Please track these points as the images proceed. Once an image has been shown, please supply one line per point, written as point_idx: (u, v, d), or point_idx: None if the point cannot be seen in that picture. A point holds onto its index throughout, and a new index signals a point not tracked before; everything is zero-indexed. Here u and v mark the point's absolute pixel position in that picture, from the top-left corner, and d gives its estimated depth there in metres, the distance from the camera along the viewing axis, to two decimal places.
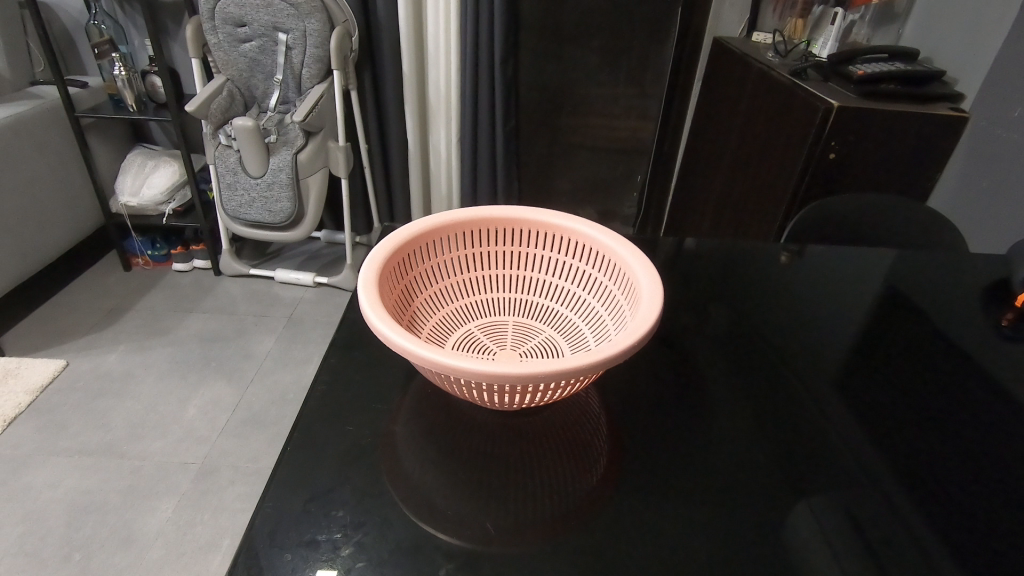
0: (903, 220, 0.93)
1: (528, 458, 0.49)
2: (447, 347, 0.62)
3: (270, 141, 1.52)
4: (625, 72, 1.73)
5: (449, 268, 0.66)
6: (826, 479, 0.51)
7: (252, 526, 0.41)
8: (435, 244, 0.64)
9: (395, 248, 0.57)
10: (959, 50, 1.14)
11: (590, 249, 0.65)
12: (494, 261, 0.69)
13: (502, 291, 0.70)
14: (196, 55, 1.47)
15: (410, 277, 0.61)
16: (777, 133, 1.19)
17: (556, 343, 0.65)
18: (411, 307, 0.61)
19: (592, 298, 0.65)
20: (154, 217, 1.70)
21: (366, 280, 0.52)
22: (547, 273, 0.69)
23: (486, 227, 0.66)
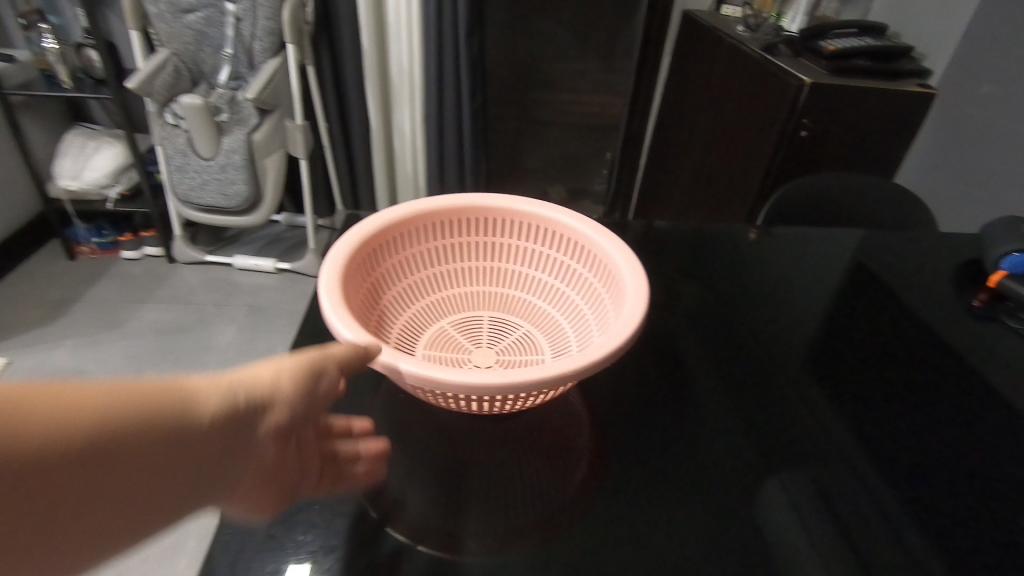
0: (873, 199, 0.93)
1: (508, 462, 0.47)
2: (421, 347, 0.60)
3: (222, 120, 1.42)
4: (592, 46, 1.69)
5: (419, 261, 0.63)
6: (809, 461, 0.50)
7: (210, 554, 0.38)
8: (404, 236, 0.60)
9: (360, 244, 0.53)
10: (927, 25, 1.14)
11: (569, 240, 0.63)
12: (467, 253, 0.66)
13: (476, 284, 0.67)
14: (135, 27, 1.36)
15: (377, 274, 0.58)
16: (748, 108, 1.18)
17: (534, 338, 0.64)
18: (379, 306, 0.58)
19: (571, 291, 0.63)
20: (99, 202, 1.59)
21: (329, 281, 0.48)
22: (523, 264, 0.66)
23: (457, 218, 0.63)
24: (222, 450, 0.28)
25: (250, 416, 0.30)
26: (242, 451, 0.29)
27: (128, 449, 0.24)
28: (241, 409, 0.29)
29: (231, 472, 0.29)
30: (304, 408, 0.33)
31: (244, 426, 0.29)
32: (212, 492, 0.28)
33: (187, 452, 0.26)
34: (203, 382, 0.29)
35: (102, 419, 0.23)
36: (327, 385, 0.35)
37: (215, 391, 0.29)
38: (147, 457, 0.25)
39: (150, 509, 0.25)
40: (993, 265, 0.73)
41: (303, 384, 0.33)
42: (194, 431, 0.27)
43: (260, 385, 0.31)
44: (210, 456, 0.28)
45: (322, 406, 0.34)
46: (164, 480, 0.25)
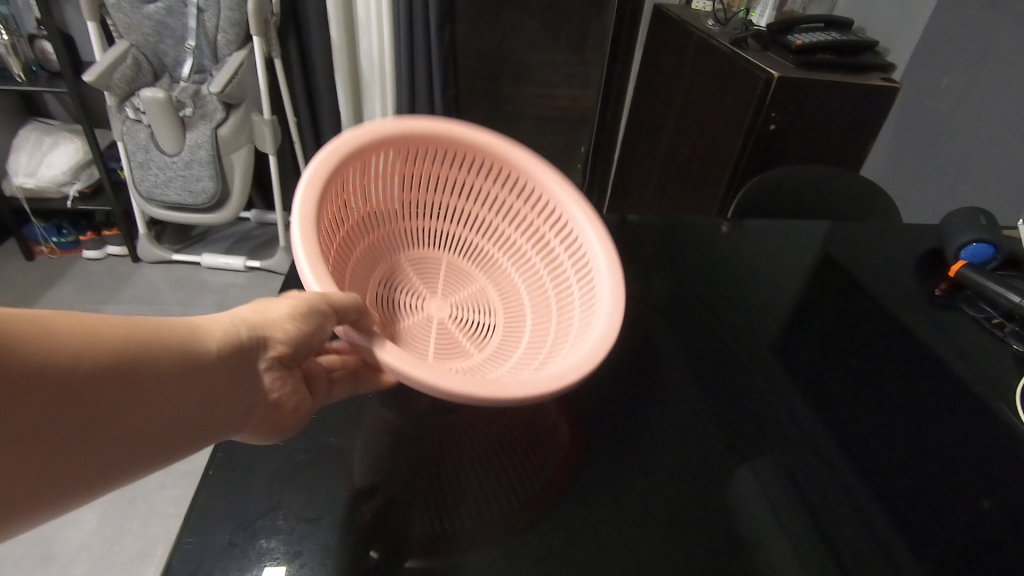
0: (839, 191, 0.95)
1: (478, 456, 0.47)
2: (377, 279, 0.70)
3: (185, 115, 1.37)
4: (564, 38, 1.69)
5: (393, 187, 0.69)
6: (776, 449, 0.51)
7: (169, 565, 0.36)
8: (386, 159, 0.64)
9: (331, 166, 0.55)
10: (890, 20, 1.16)
11: (549, 206, 0.70)
12: (431, 186, 0.72)
13: (440, 223, 0.76)
14: (92, 18, 1.31)
15: (350, 194, 0.63)
16: (718, 102, 1.19)
17: (484, 292, 0.76)
18: (346, 223, 0.64)
19: (533, 254, 0.74)
20: (57, 201, 1.54)
21: (306, 188, 0.52)
22: (492, 213, 0.75)
23: (429, 149, 0.66)
24: (235, 376, 0.35)
25: (253, 351, 0.37)
26: (251, 375, 0.36)
27: (165, 363, 0.31)
28: (247, 342, 0.36)
29: (244, 397, 0.36)
30: (299, 342, 0.40)
31: (248, 359, 0.36)
32: (228, 413, 0.35)
33: (207, 374, 0.33)
34: (212, 320, 0.36)
35: (143, 335, 0.30)
36: (318, 320, 0.41)
37: (225, 328, 0.36)
38: (182, 375, 0.32)
39: (187, 418, 0.32)
40: (953, 255, 0.75)
41: (297, 322, 0.40)
42: (211, 356, 0.34)
43: (259, 322, 0.38)
44: (225, 380, 0.35)
45: (314, 341, 0.42)
46: (192, 396, 0.32)
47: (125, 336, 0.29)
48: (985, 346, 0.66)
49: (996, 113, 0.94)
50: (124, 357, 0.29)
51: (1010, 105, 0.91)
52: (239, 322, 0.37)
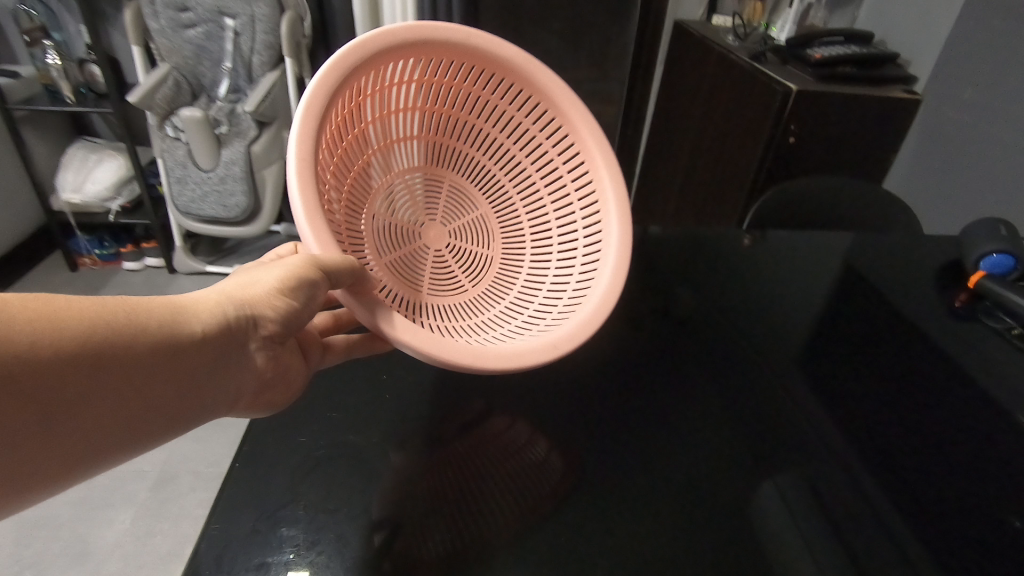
0: (859, 202, 0.94)
1: (490, 456, 0.49)
2: (382, 192, 0.71)
3: (221, 132, 1.45)
4: (586, 54, 1.70)
5: (415, 95, 0.68)
6: (791, 462, 0.51)
7: (197, 551, 0.38)
8: (415, 62, 0.63)
9: (346, 70, 0.54)
10: (911, 33, 1.15)
11: (573, 145, 0.71)
12: (454, 99, 0.71)
13: (453, 141, 0.76)
14: (137, 43, 1.39)
15: (368, 93, 0.62)
16: (738, 116, 1.20)
17: (484, 223, 0.79)
18: (360, 124, 0.64)
19: (544, 190, 0.75)
20: (100, 214, 1.61)
21: (320, 80, 0.51)
22: (507, 139, 0.75)
23: (458, 60, 0.65)
24: (220, 356, 0.40)
25: (239, 334, 0.42)
26: (242, 350, 0.42)
27: (136, 350, 0.34)
28: (231, 326, 0.41)
29: (235, 372, 0.42)
30: (287, 319, 0.45)
31: (234, 341, 0.41)
32: (226, 384, 0.41)
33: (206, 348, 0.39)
34: (204, 302, 0.40)
35: (116, 325, 0.34)
36: (307, 295, 0.45)
37: (211, 310, 0.40)
38: (187, 353, 0.38)
39: (195, 394, 0.39)
40: (972, 266, 0.74)
41: (284, 299, 0.44)
42: (191, 342, 0.38)
43: (248, 302, 0.43)
44: (203, 365, 0.39)
45: (303, 314, 0.46)
46: (158, 385, 0.36)
47: (103, 323, 0.33)
48: (1005, 357, 0.65)
49: (1017, 124, 0.92)
50: (87, 350, 0.32)
51: None
52: (230, 303, 0.42)
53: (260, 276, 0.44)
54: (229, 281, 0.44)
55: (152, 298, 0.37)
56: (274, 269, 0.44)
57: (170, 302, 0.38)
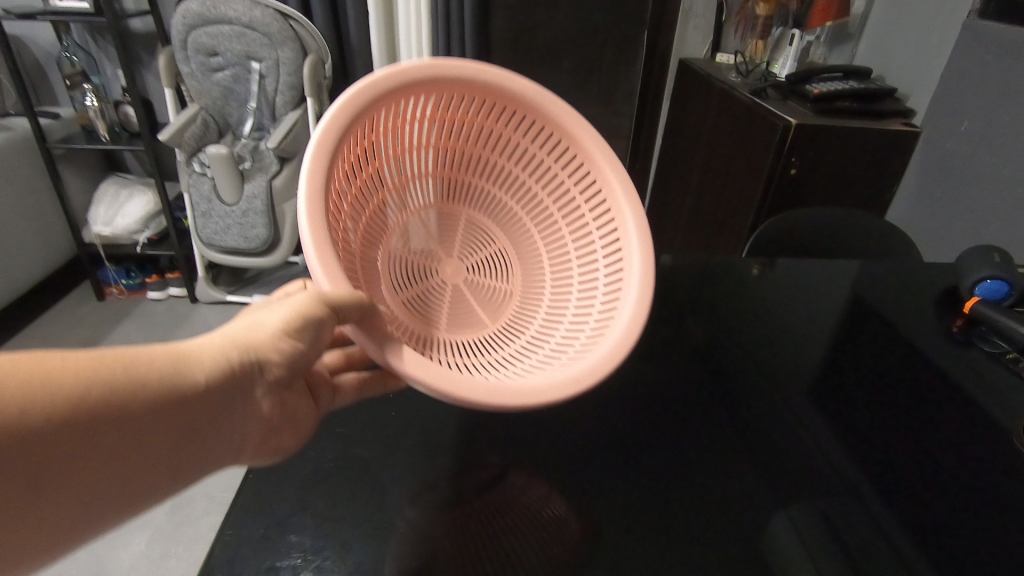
0: (862, 229, 0.95)
1: (491, 464, 0.50)
2: (398, 228, 0.77)
3: (245, 168, 1.53)
4: (595, 90, 1.82)
5: (428, 134, 0.72)
6: (802, 489, 0.51)
7: (211, 554, 0.41)
8: (426, 103, 0.67)
9: (356, 111, 0.57)
10: (908, 68, 1.19)
11: (587, 173, 0.73)
12: (467, 135, 0.75)
13: (468, 176, 0.80)
14: (169, 85, 1.48)
15: (381, 135, 0.67)
16: (741, 149, 1.23)
17: (501, 255, 0.84)
18: (374, 164, 0.69)
19: (562, 220, 0.78)
20: (128, 246, 1.68)
21: (327, 122, 0.54)
22: (522, 170, 0.79)
23: (467, 97, 0.68)
24: (223, 405, 0.39)
25: (244, 379, 0.41)
26: (245, 399, 0.41)
27: (133, 407, 0.33)
28: (235, 372, 0.40)
29: (239, 420, 0.41)
30: (291, 362, 0.44)
31: (240, 387, 0.41)
32: (228, 436, 0.40)
33: (208, 399, 0.38)
34: (204, 350, 0.39)
35: (113, 381, 0.33)
36: (312, 335, 0.45)
37: (214, 357, 0.40)
38: (189, 402, 0.37)
39: (197, 447, 0.38)
40: (968, 292, 0.75)
41: (288, 341, 0.44)
42: (194, 392, 0.37)
43: (251, 348, 0.42)
44: (206, 416, 0.38)
45: (309, 356, 0.46)
46: (154, 444, 0.35)
47: (98, 380, 0.32)
48: (1004, 381, 0.65)
49: (1007, 154, 0.94)
50: (79, 413, 0.31)
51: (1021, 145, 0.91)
52: (231, 349, 0.41)
53: (264, 320, 0.44)
54: (233, 325, 0.44)
55: (151, 350, 0.36)
56: (279, 310, 0.45)
57: (169, 351, 0.37)
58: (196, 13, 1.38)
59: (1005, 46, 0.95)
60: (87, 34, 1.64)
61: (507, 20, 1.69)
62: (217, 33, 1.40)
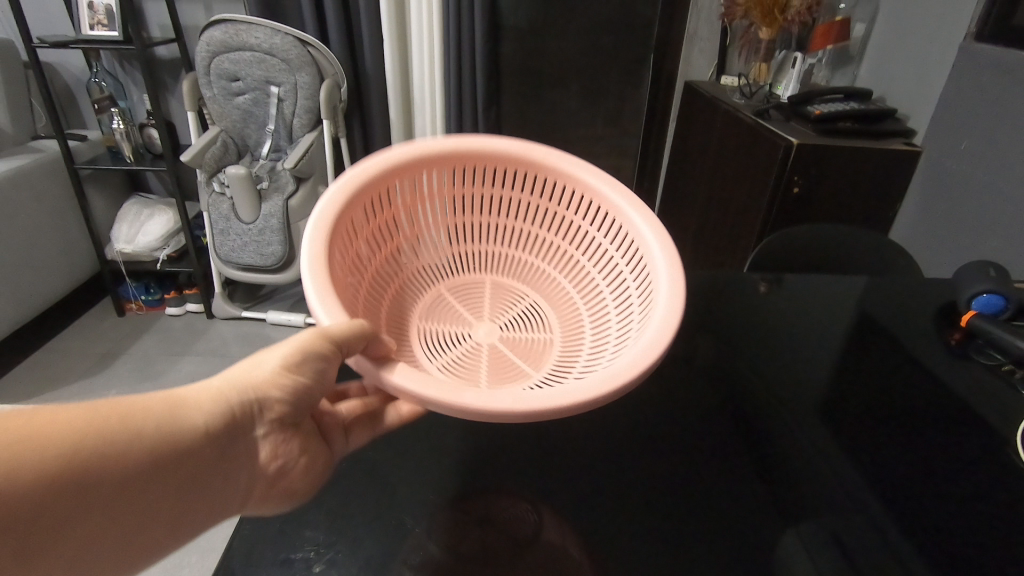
0: (865, 245, 0.96)
1: (497, 464, 0.52)
2: (419, 303, 0.79)
3: (263, 188, 1.58)
4: (604, 112, 1.87)
5: (435, 210, 0.79)
6: (812, 508, 0.49)
7: (230, 547, 0.43)
8: (425, 179, 0.74)
9: (353, 193, 0.63)
10: (906, 90, 1.21)
11: (594, 207, 0.77)
12: (471, 206, 0.81)
13: (480, 245, 0.85)
14: (191, 109, 1.54)
15: (390, 214, 0.73)
16: (746, 167, 1.25)
17: (535, 308, 0.83)
18: (386, 245, 0.75)
19: (587, 261, 0.80)
20: (149, 263, 1.73)
21: (335, 197, 0.61)
22: (533, 225, 0.83)
23: (460, 166, 0.75)
24: (225, 443, 0.44)
25: (245, 417, 0.45)
26: (241, 436, 0.45)
27: (132, 458, 0.37)
28: (235, 411, 0.45)
29: (241, 456, 0.45)
30: (289, 397, 0.49)
31: (240, 426, 0.45)
32: (233, 471, 0.44)
33: (208, 439, 0.42)
34: (200, 395, 0.44)
35: (111, 435, 0.37)
36: (313, 368, 0.49)
37: (215, 399, 0.44)
38: (187, 446, 0.41)
39: (202, 487, 0.42)
40: (964, 306, 0.76)
41: (285, 376, 0.49)
42: (194, 435, 0.41)
43: (246, 388, 0.46)
44: (206, 459, 0.42)
45: (310, 389, 0.51)
46: (161, 488, 0.39)
47: (97, 436, 0.36)
48: (1006, 390, 0.65)
49: (1008, 169, 0.95)
50: (82, 467, 0.35)
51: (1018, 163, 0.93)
52: (227, 391, 0.45)
53: (260, 361, 0.49)
54: (234, 366, 0.48)
55: (149, 398, 0.41)
56: (277, 349, 0.49)
57: (167, 399, 0.41)
58: (219, 40, 1.44)
59: (1002, 66, 0.96)
60: (115, 60, 1.71)
61: (517, 45, 1.74)
62: (238, 60, 1.46)
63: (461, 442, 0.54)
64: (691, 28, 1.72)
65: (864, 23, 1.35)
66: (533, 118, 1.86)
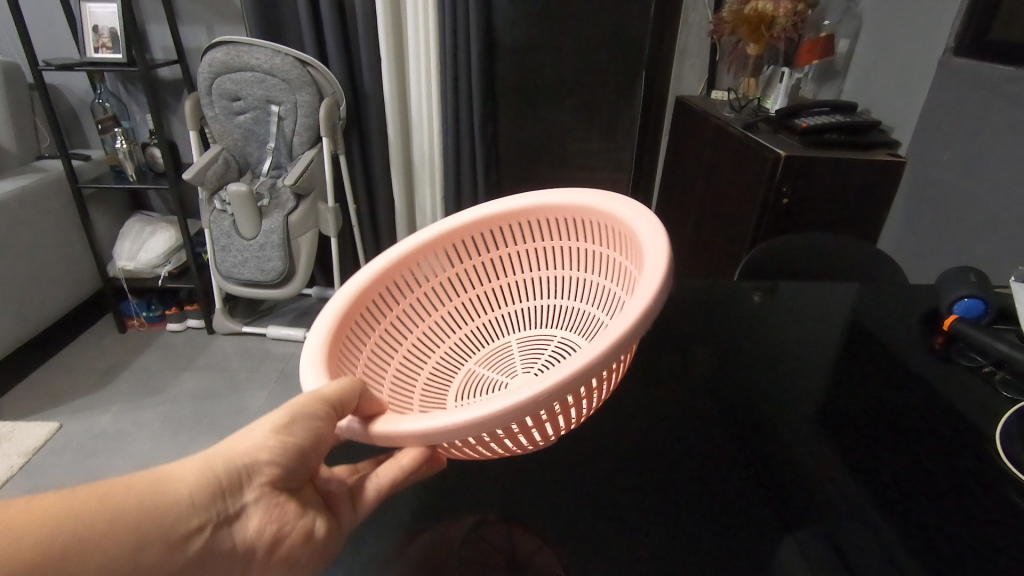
0: (854, 253, 0.99)
1: (500, 476, 0.54)
2: (455, 386, 0.80)
3: (263, 205, 1.60)
4: (598, 126, 1.91)
5: (441, 295, 0.81)
6: (810, 512, 0.49)
7: None
8: (422, 269, 0.78)
9: (350, 304, 0.67)
10: (890, 103, 1.25)
11: (574, 223, 0.77)
12: (473, 278, 0.83)
13: (496, 310, 0.87)
14: (194, 128, 1.57)
15: (399, 312, 0.76)
16: (737, 179, 1.28)
17: (566, 343, 0.81)
18: (406, 343, 0.77)
19: (593, 274, 0.79)
20: (150, 280, 1.76)
21: (335, 312, 0.64)
22: (533, 269, 0.84)
23: (445, 246, 0.78)
24: (214, 518, 0.38)
25: (233, 488, 0.40)
26: (236, 511, 0.40)
27: (111, 540, 0.33)
28: (221, 480, 0.40)
29: (232, 533, 0.39)
30: (284, 462, 0.44)
31: (228, 499, 0.40)
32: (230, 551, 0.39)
33: (195, 515, 0.37)
34: (189, 467, 0.40)
35: (82, 519, 0.33)
36: (304, 426, 0.46)
37: (198, 471, 0.39)
38: (170, 523, 0.36)
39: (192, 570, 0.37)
40: (946, 310, 0.78)
41: (279, 439, 0.44)
42: (178, 511, 0.37)
43: (239, 456, 0.42)
44: (196, 535, 0.37)
45: (305, 451, 0.46)
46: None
47: (69, 518, 0.33)
48: (990, 393, 0.67)
49: (993, 177, 0.96)
50: (52, 556, 0.31)
51: (999, 170, 0.95)
52: (218, 459, 0.41)
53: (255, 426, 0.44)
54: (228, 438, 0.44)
55: (131, 476, 0.37)
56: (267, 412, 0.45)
57: (150, 476, 0.38)
58: (221, 61, 1.47)
59: (983, 79, 0.99)
60: (119, 82, 1.75)
61: (512, 63, 1.78)
62: (240, 79, 1.49)
63: (468, 467, 0.55)
64: (682, 44, 1.78)
65: (849, 39, 1.38)
66: (529, 133, 1.89)
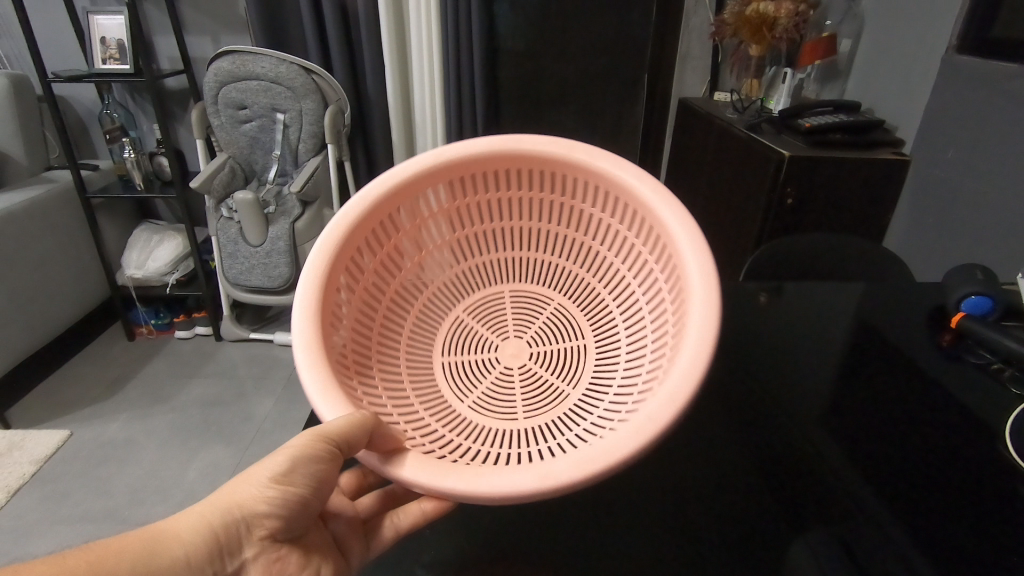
0: (860, 252, 0.98)
1: None
2: (440, 338, 0.78)
3: (269, 212, 1.62)
4: (601, 128, 1.92)
5: (430, 236, 0.75)
6: (824, 517, 0.49)
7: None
8: (410, 208, 0.70)
9: (329, 267, 0.61)
10: (893, 102, 1.25)
11: (599, 189, 0.69)
12: (468, 218, 0.76)
13: (487, 251, 0.80)
14: (200, 137, 1.59)
15: (383, 256, 0.70)
16: (741, 179, 1.28)
17: (563, 312, 0.80)
18: (388, 291, 0.73)
19: (607, 251, 0.75)
20: (158, 287, 1.77)
21: (312, 273, 0.59)
22: (536, 215, 0.76)
23: (441, 183, 0.69)
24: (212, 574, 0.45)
25: (231, 546, 0.46)
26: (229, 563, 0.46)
27: None
28: (218, 540, 0.45)
29: None
30: (280, 513, 0.48)
31: (226, 556, 0.46)
32: None
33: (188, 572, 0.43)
34: (189, 525, 0.45)
35: None
36: (304, 475, 0.49)
37: (197, 529, 0.45)
38: None
39: None
40: (953, 308, 0.78)
41: (276, 492, 0.48)
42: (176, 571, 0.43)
43: (236, 512, 0.46)
44: None
45: (306, 497, 0.49)
46: None
47: None
48: (999, 390, 0.66)
49: (999, 173, 0.96)
50: None
51: (1004, 167, 0.95)
52: (216, 517, 0.46)
53: (255, 473, 0.48)
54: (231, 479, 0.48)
55: (131, 536, 0.42)
56: (269, 459, 0.48)
57: (150, 536, 0.43)
58: (226, 71, 1.49)
59: (985, 76, 0.99)
60: (126, 92, 1.78)
61: (514, 67, 1.79)
62: (245, 88, 1.50)
63: None
64: (684, 46, 1.78)
65: (851, 38, 1.38)
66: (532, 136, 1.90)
